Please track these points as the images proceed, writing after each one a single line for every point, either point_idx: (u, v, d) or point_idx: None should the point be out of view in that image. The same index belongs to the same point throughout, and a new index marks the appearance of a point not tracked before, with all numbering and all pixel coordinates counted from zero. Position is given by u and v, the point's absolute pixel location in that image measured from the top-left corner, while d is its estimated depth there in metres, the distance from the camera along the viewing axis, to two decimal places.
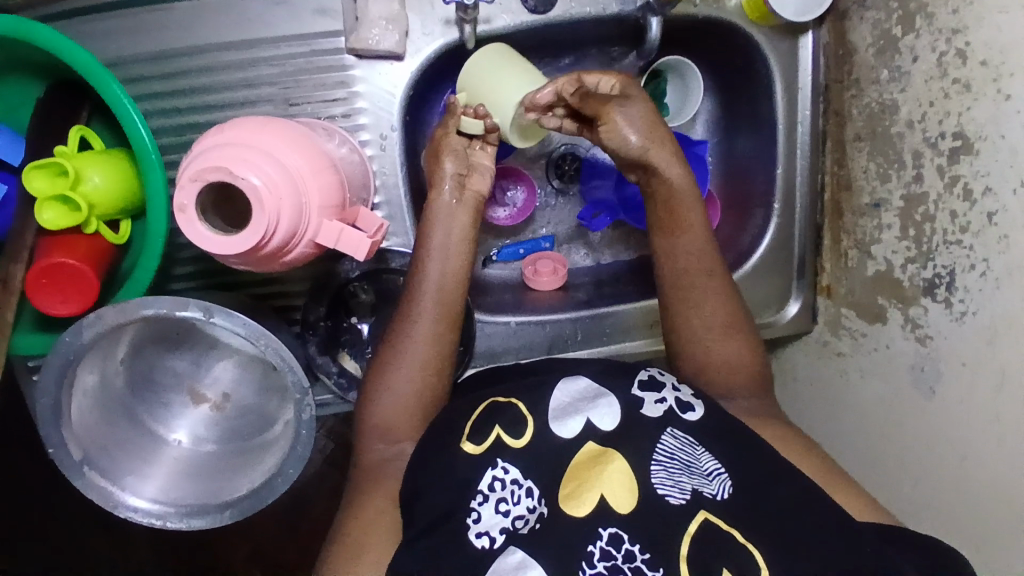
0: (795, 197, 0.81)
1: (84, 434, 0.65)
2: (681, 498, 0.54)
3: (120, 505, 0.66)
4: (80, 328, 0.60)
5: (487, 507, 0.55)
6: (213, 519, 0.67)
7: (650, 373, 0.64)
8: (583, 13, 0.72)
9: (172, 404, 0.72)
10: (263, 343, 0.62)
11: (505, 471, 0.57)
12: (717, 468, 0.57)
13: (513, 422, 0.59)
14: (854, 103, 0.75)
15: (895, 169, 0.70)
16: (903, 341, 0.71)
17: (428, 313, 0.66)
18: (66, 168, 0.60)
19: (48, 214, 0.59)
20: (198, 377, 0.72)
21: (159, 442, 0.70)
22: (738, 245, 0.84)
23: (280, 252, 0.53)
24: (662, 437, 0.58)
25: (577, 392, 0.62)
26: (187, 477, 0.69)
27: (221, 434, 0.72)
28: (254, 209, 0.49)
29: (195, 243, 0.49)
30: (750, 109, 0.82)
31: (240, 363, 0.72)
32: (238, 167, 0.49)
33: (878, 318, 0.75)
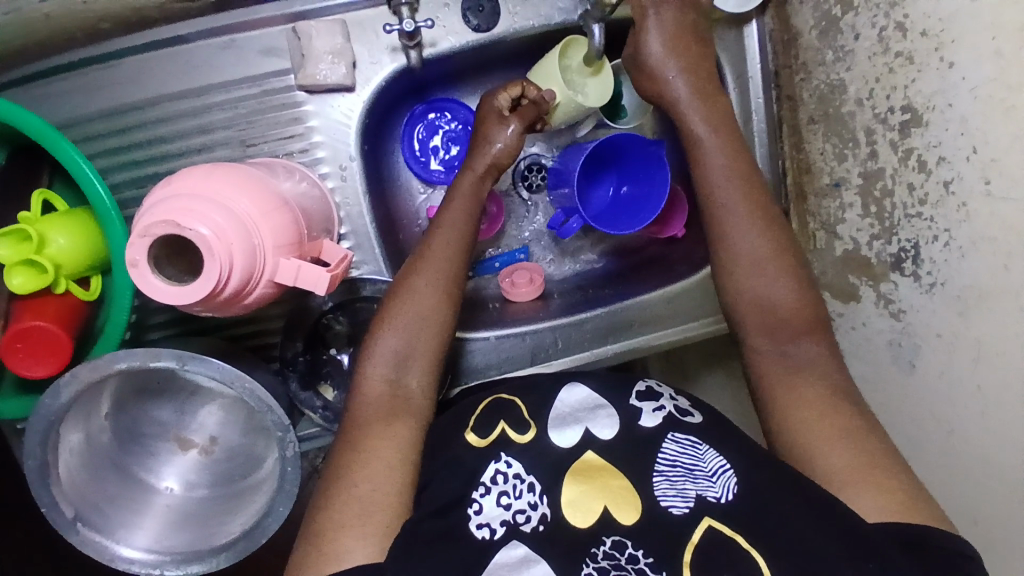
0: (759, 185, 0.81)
1: (74, 491, 0.66)
2: (684, 508, 0.54)
3: (116, 558, 0.67)
4: (57, 388, 0.61)
5: (489, 499, 0.56)
6: (209, 563, 0.67)
7: (647, 385, 0.65)
8: (528, 25, 0.72)
9: (162, 453, 0.72)
10: (240, 385, 0.63)
11: (508, 465, 0.58)
12: (722, 465, 0.57)
13: (517, 421, 0.62)
14: (805, 86, 0.75)
15: (851, 148, 0.71)
16: (879, 317, 0.72)
17: (403, 335, 0.64)
18: (30, 233, 0.60)
19: (15, 279, 0.60)
20: (183, 425, 0.73)
21: (151, 492, 0.71)
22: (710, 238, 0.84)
23: (239, 295, 0.54)
24: (663, 444, 0.59)
25: (577, 401, 0.63)
26: (180, 524, 0.70)
27: (212, 477, 0.73)
28: (205, 257, 0.50)
29: (152, 296, 0.50)
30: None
31: (223, 407, 0.73)
32: (188, 218, 0.50)
33: (852, 297, 0.75)
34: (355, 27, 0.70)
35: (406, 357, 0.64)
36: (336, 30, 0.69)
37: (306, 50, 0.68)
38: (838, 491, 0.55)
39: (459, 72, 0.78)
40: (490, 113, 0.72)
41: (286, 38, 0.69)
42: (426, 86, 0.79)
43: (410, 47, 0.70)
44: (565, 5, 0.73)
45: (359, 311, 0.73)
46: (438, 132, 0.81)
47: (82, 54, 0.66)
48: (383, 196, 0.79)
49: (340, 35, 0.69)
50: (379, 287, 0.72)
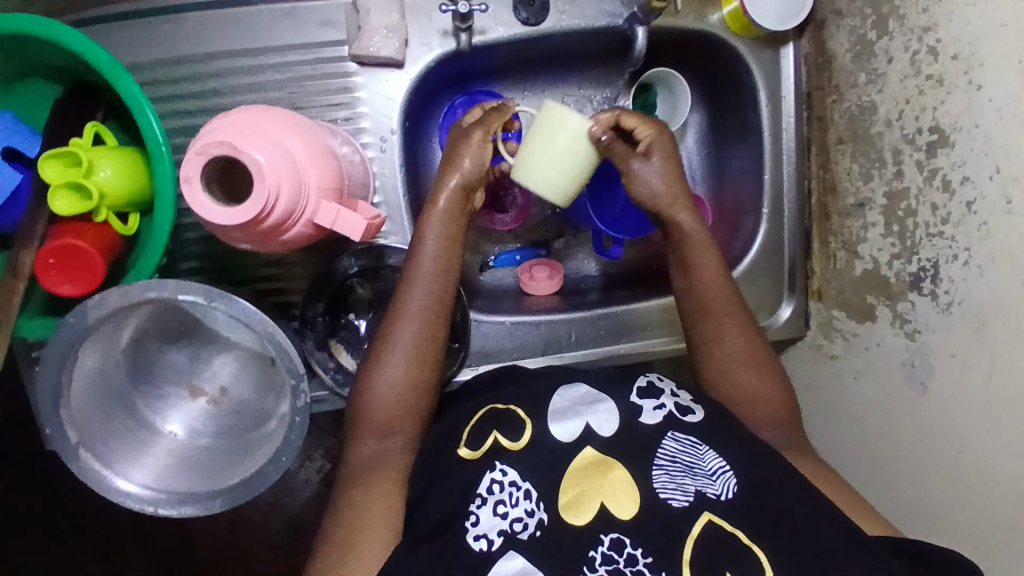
0: (785, 202, 0.82)
1: (82, 419, 0.66)
2: (684, 501, 0.53)
3: (112, 490, 0.66)
4: (84, 310, 0.62)
5: (485, 511, 0.54)
6: (204, 506, 0.67)
7: (648, 380, 0.63)
8: (575, 25, 0.75)
9: (173, 398, 0.73)
10: (266, 329, 0.64)
11: (504, 474, 0.56)
12: (722, 465, 0.56)
13: (512, 426, 0.59)
14: (836, 107, 0.77)
15: (877, 168, 0.72)
16: (893, 337, 0.72)
17: (390, 388, 0.65)
18: (80, 158, 0.63)
19: (59, 201, 0.62)
20: (196, 372, 0.74)
21: (155, 433, 0.72)
22: (732, 251, 0.84)
23: (279, 229, 0.56)
24: (663, 440, 0.57)
25: (575, 396, 0.61)
26: (180, 466, 0.70)
27: (217, 428, 0.73)
28: (255, 184, 0.52)
29: (199, 214, 0.51)
30: (736, 118, 0.84)
31: (240, 359, 0.74)
32: (244, 144, 0.52)
33: (869, 316, 0.75)
34: (411, 9, 0.74)
35: (400, 402, 0.65)
36: (392, 8, 0.72)
37: (362, 24, 0.72)
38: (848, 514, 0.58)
39: (503, 66, 0.82)
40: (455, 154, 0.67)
41: (345, 11, 0.73)
42: (467, 77, 0.82)
43: (461, 30, 0.74)
44: (612, 9, 0.75)
45: (382, 278, 0.76)
46: None
47: (152, 4, 0.70)
48: (417, 176, 0.81)
49: (396, 13, 0.73)
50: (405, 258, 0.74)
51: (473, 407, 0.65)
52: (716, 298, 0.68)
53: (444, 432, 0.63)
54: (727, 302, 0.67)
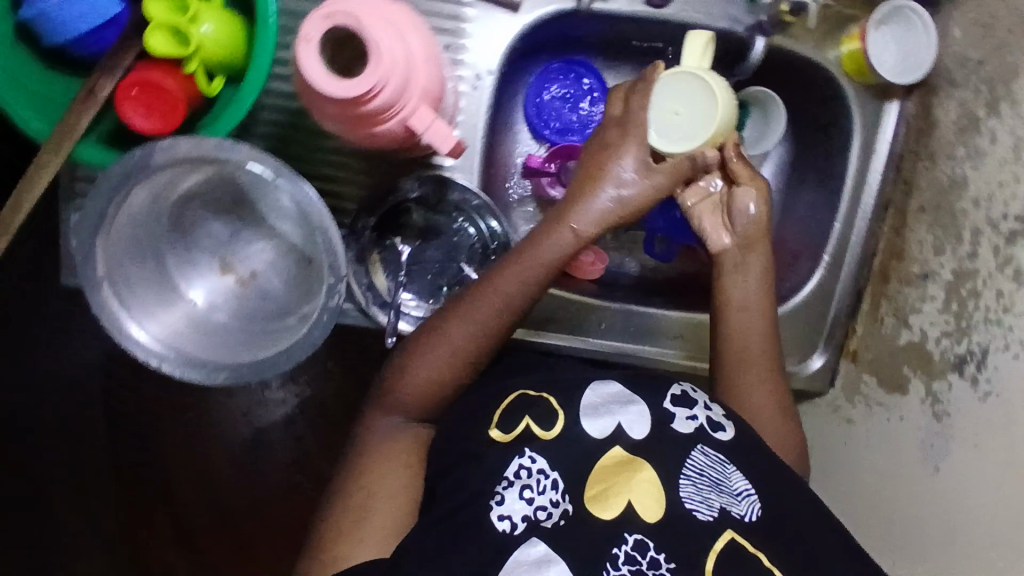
0: (846, 256, 0.79)
1: (114, 255, 0.66)
2: (709, 515, 0.53)
3: (123, 333, 0.66)
4: (153, 149, 0.62)
5: (512, 493, 0.55)
6: (207, 376, 0.68)
7: (681, 388, 0.62)
8: (695, 19, 0.73)
9: (205, 266, 0.73)
10: (322, 222, 0.65)
11: (532, 461, 0.57)
12: (746, 488, 0.56)
13: (544, 414, 0.59)
14: (925, 175, 0.75)
15: (952, 244, 0.71)
16: (919, 412, 0.71)
17: (435, 374, 0.64)
18: (188, 6, 0.62)
19: (156, 40, 0.62)
20: (232, 251, 0.74)
21: (177, 293, 0.71)
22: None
23: (375, 118, 0.55)
24: (691, 452, 0.57)
25: (607, 394, 0.61)
26: (193, 332, 0.70)
27: (237, 308, 0.73)
28: (370, 64, 0.52)
29: (306, 73, 0.51)
30: (821, 158, 0.80)
31: (277, 248, 0.73)
32: (370, 23, 0.52)
33: (899, 388, 0.74)
34: None
35: (432, 395, 0.64)
36: None
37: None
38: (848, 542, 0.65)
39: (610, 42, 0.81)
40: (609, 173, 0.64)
41: None
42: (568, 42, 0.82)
43: None
44: (737, 15, 0.73)
45: (439, 211, 0.77)
46: (566, 95, 0.83)
47: None
48: (495, 126, 0.81)
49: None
50: (466, 198, 0.74)
51: (498, 390, 0.64)
52: (755, 352, 0.68)
53: (474, 411, 0.63)
54: (763, 359, 0.68)
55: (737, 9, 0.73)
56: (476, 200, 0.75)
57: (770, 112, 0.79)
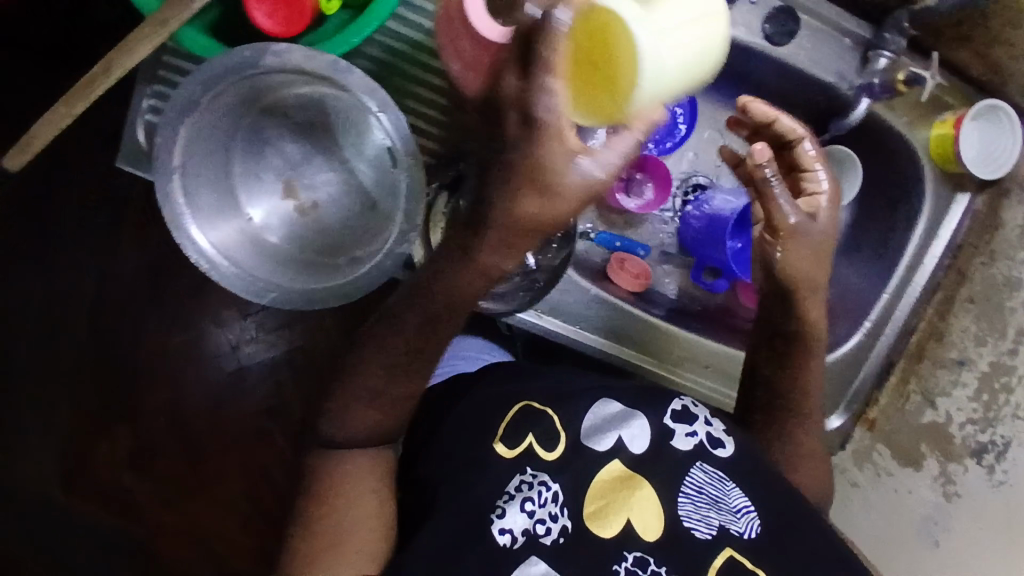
0: (887, 328, 0.78)
1: (190, 147, 0.64)
2: (707, 534, 0.56)
3: (180, 230, 0.64)
4: (265, 49, 0.60)
5: (512, 506, 0.56)
6: (257, 295, 0.67)
7: (682, 403, 0.62)
8: (806, 66, 0.74)
9: (265, 181, 0.70)
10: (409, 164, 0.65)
11: (533, 475, 0.57)
12: (746, 504, 0.58)
13: (547, 435, 0.59)
14: (981, 269, 0.77)
15: (995, 338, 0.75)
16: (927, 489, 0.74)
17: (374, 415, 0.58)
18: None
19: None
20: (299, 175, 0.71)
21: (236, 205, 0.68)
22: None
23: None
24: (690, 471, 0.59)
25: (609, 412, 0.61)
26: (248, 246, 0.68)
27: (292, 234, 0.70)
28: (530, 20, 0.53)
29: None
30: (884, 226, 0.80)
31: (343, 177, 0.70)
32: None
33: (912, 462, 0.76)
34: None
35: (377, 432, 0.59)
36: None
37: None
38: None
39: None
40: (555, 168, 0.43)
41: None
42: None
43: None
44: (845, 73, 0.75)
45: None
46: None
47: None
48: None
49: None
50: None
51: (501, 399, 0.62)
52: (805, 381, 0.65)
53: (463, 438, 0.60)
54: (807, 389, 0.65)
55: (848, 68, 0.75)
56: None
57: (845, 172, 0.78)
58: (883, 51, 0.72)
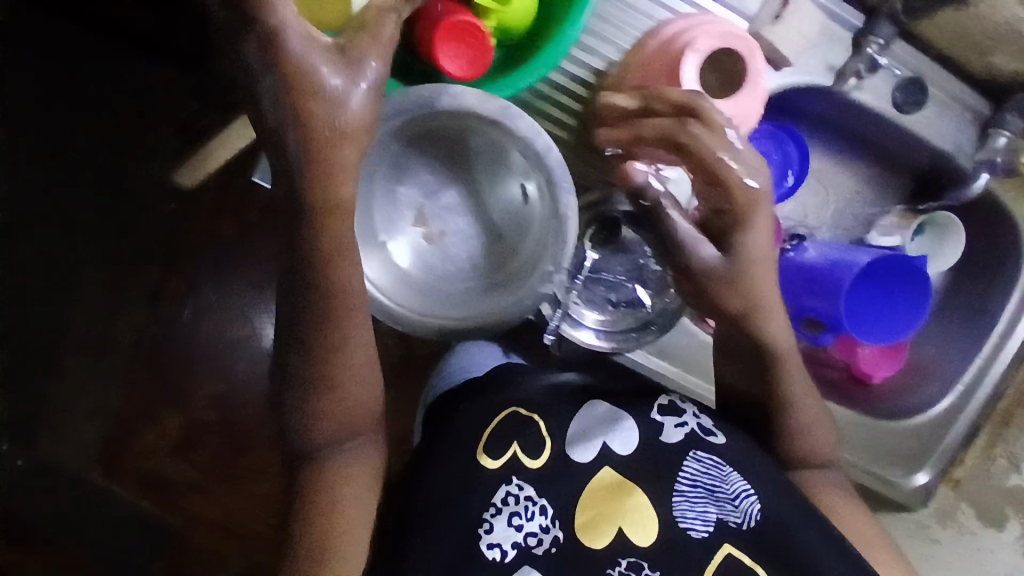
0: (978, 388, 0.81)
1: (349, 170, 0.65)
2: (703, 531, 0.58)
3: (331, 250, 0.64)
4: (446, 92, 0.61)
5: (501, 520, 0.59)
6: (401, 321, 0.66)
7: (670, 399, 0.65)
8: (927, 135, 0.77)
9: (401, 214, 0.70)
10: (564, 205, 0.64)
11: (518, 488, 0.60)
12: (744, 488, 0.59)
13: (532, 443, 0.61)
14: None
15: None
16: (1010, 546, 0.86)
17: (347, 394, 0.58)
18: None
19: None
20: (433, 202, 0.71)
21: (377, 229, 0.67)
22: (900, 399, 0.83)
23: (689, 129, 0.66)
24: (683, 465, 0.60)
25: (593, 417, 0.63)
26: (391, 272, 0.67)
27: (424, 262, 0.70)
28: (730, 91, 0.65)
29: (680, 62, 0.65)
30: (977, 294, 0.82)
31: (473, 203, 0.71)
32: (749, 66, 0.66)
33: (997, 524, 0.86)
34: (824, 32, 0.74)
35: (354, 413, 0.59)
36: (815, 21, 0.73)
37: (782, 18, 0.72)
38: None
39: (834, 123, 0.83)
40: (311, 96, 0.49)
41: None
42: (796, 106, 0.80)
43: (855, 74, 0.74)
44: (962, 146, 0.78)
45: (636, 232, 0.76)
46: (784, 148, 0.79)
47: None
48: None
49: (809, 23, 0.73)
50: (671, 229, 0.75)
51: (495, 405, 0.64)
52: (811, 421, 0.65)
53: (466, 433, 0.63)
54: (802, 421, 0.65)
55: (965, 140, 0.78)
56: None
57: (948, 236, 0.81)
58: (1004, 130, 0.75)
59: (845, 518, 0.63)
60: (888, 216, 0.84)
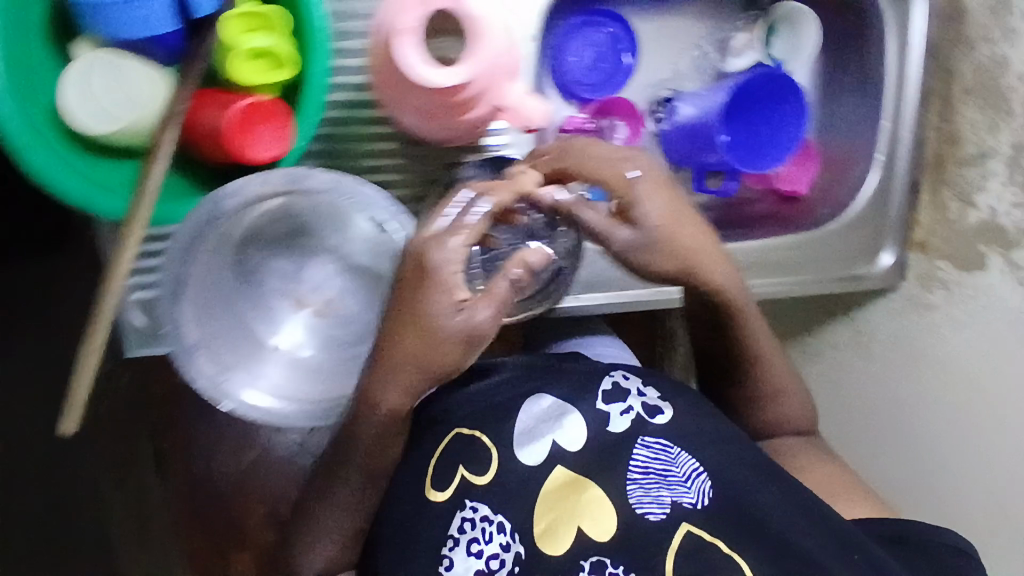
0: (899, 149, 0.80)
1: (202, 320, 0.62)
2: (661, 514, 0.55)
3: (227, 395, 0.62)
4: (244, 185, 0.58)
5: (459, 552, 0.55)
6: (325, 413, 0.64)
7: (613, 380, 0.62)
8: None
9: (271, 308, 0.68)
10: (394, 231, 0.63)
11: (474, 511, 0.56)
12: (695, 468, 0.57)
13: (476, 459, 0.58)
14: (965, 60, 0.75)
15: (1005, 120, 0.72)
16: (1001, 283, 0.73)
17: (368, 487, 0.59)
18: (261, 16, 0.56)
19: (244, 70, 0.57)
20: (298, 282, 0.69)
21: (263, 343, 0.66)
22: (833, 198, 0.84)
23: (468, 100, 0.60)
24: (633, 449, 0.58)
25: (541, 412, 0.60)
26: (296, 374, 0.66)
27: (323, 341, 0.68)
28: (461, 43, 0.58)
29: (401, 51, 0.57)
30: (857, 66, 0.81)
31: (347, 269, 0.69)
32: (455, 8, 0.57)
33: (976, 266, 0.75)
34: None
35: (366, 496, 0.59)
36: None
37: None
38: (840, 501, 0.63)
39: None
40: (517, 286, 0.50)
41: None
42: None
43: None
44: None
45: None
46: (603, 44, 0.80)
47: None
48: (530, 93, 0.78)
49: None
50: None
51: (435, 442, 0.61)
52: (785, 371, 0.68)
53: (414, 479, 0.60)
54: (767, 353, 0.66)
55: None
56: None
57: (802, 29, 0.81)
58: None
59: (809, 470, 0.66)
60: (737, 36, 0.83)
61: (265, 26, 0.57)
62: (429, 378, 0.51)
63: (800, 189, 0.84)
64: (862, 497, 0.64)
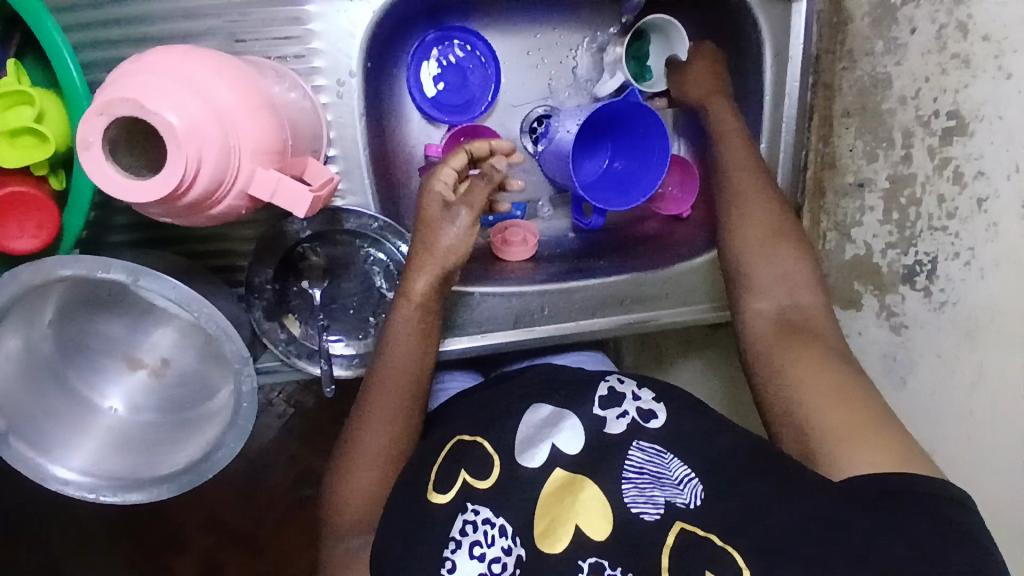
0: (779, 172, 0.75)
1: (11, 405, 0.61)
2: (655, 514, 0.49)
3: (48, 477, 0.61)
4: (14, 274, 0.55)
5: (461, 555, 0.51)
6: (149, 493, 0.62)
7: (610, 386, 0.59)
8: None
9: (103, 369, 0.66)
10: (195, 315, 0.57)
11: (476, 512, 0.52)
12: (688, 473, 0.52)
13: (478, 461, 0.55)
14: (846, 75, 0.71)
15: (884, 148, 0.67)
16: (876, 328, 0.69)
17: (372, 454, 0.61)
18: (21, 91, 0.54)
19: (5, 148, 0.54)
20: (134, 343, 0.66)
21: (93, 409, 0.65)
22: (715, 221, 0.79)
23: (205, 201, 0.48)
24: (628, 451, 0.53)
25: (539, 419, 0.57)
26: (123, 447, 0.65)
27: (161, 402, 0.67)
28: (167, 146, 0.44)
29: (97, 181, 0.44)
30: (738, 78, 0.76)
31: (176, 332, 0.65)
32: (154, 101, 0.43)
33: (852, 305, 0.71)
34: None
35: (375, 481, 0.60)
36: None
37: None
38: (855, 457, 0.52)
39: None
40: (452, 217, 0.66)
41: None
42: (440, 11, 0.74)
43: None
44: None
45: (339, 244, 0.70)
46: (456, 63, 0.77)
47: None
48: (381, 125, 0.74)
49: None
50: (363, 222, 0.67)
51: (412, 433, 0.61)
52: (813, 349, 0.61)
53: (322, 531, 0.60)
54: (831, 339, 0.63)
55: None
56: (375, 222, 0.68)
57: (674, 38, 0.76)
58: None
59: (832, 419, 0.55)
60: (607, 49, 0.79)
61: (25, 102, 0.54)
62: (444, 260, 0.65)
63: (685, 212, 0.83)
64: (873, 436, 0.53)
